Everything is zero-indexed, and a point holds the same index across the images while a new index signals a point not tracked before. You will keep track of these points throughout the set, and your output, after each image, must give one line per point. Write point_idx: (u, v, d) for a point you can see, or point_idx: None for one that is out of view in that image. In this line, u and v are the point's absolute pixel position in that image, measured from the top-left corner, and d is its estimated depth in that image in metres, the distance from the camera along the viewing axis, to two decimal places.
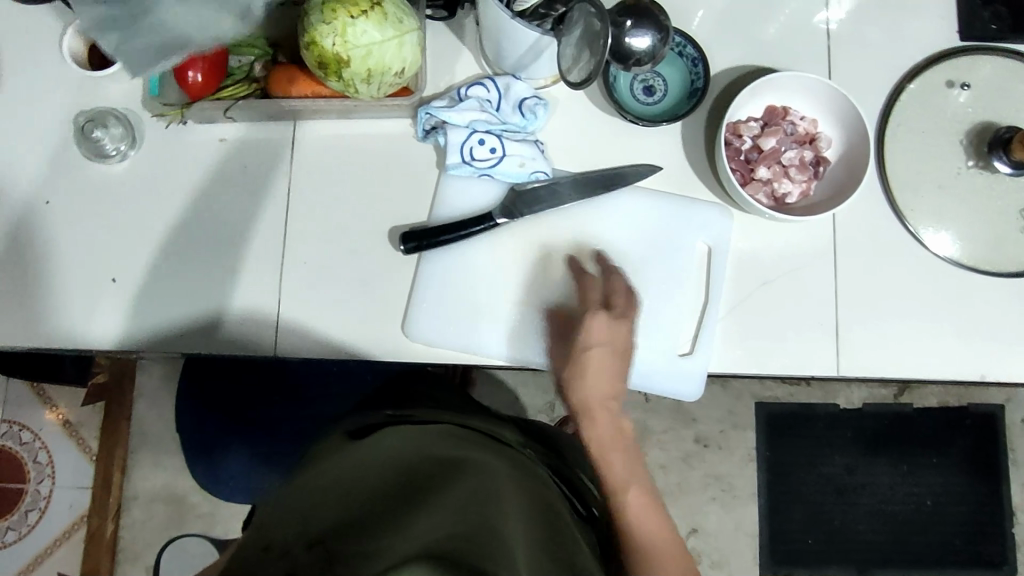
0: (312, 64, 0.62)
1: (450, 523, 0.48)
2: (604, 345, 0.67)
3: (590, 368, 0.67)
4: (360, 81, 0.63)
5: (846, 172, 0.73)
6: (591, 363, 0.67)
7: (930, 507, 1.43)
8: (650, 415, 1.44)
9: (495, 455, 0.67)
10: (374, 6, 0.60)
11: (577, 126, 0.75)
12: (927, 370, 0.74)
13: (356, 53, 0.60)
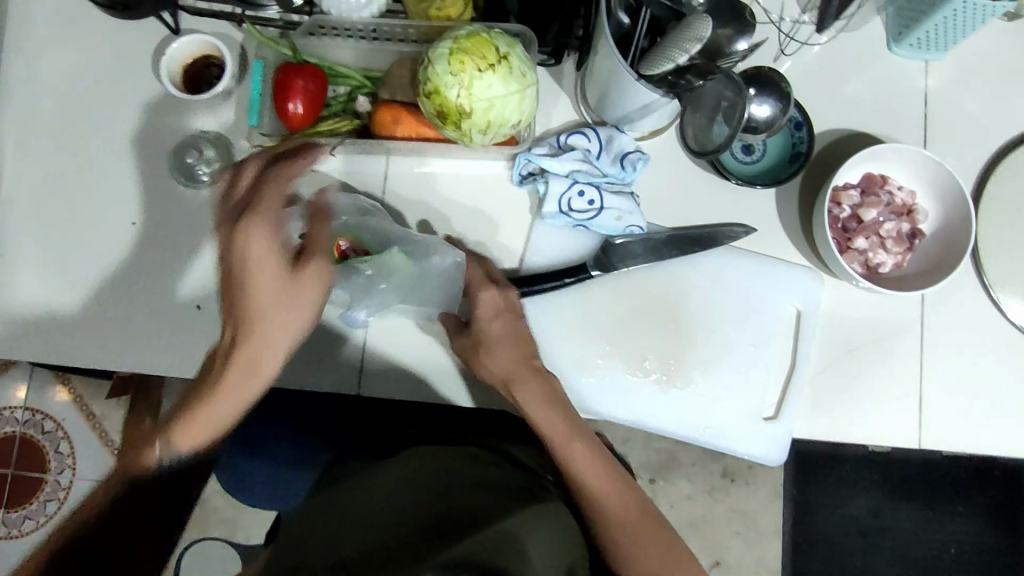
0: (431, 112, 0.61)
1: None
2: (495, 325, 0.66)
3: (511, 344, 0.66)
4: (477, 131, 0.62)
5: (942, 246, 0.72)
6: (493, 336, 0.66)
7: (953, 555, 1.44)
8: (680, 445, 1.45)
9: (513, 474, 0.59)
10: (501, 60, 0.59)
11: (673, 180, 0.75)
12: (1002, 446, 0.74)
13: (479, 104, 0.60)
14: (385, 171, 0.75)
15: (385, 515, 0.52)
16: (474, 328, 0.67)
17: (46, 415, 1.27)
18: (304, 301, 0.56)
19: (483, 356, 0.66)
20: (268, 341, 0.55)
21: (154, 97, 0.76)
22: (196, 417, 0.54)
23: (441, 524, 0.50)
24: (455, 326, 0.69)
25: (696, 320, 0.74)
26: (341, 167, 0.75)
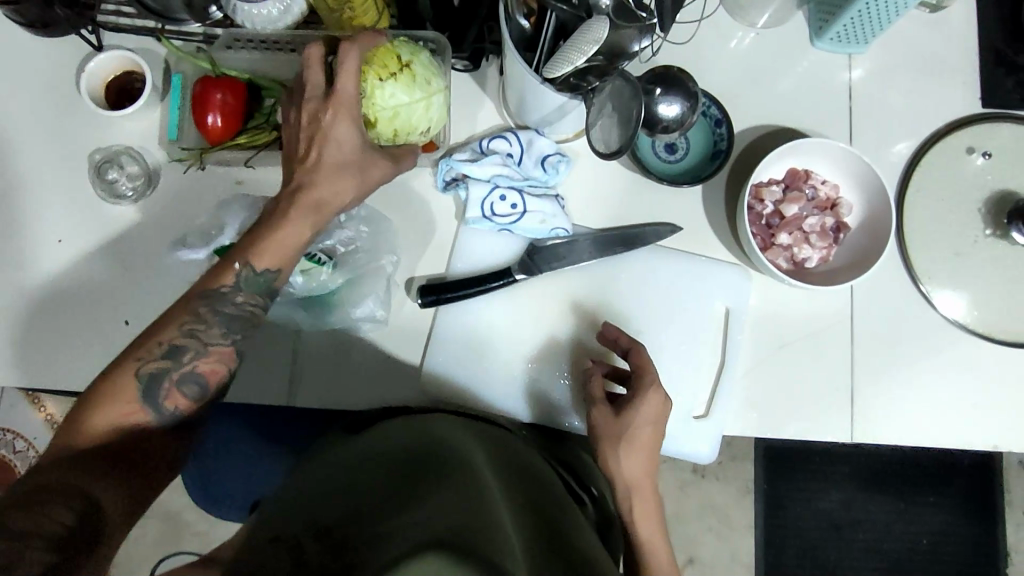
0: None
1: (452, 520, 0.43)
2: (641, 426, 0.65)
3: (639, 445, 0.65)
4: (386, 141, 0.64)
5: (866, 238, 0.72)
6: (637, 438, 0.65)
7: (926, 545, 1.43)
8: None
9: (484, 440, 0.60)
10: (403, 68, 0.62)
11: (598, 181, 0.75)
12: (937, 436, 0.74)
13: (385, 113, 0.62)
14: None
15: (354, 478, 0.52)
16: (621, 426, 0.65)
17: (18, 433, 1.21)
18: (357, 175, 0.59)
19: (614, 456, 0.64)
20: (332, 179, 0.58)
21: (77, 115, 0.76)
22: (278, 237, 0.57)
23: (407, 473, 0.51)
24: (598, 397, 0.67)
25: (625, 320, 0.74)
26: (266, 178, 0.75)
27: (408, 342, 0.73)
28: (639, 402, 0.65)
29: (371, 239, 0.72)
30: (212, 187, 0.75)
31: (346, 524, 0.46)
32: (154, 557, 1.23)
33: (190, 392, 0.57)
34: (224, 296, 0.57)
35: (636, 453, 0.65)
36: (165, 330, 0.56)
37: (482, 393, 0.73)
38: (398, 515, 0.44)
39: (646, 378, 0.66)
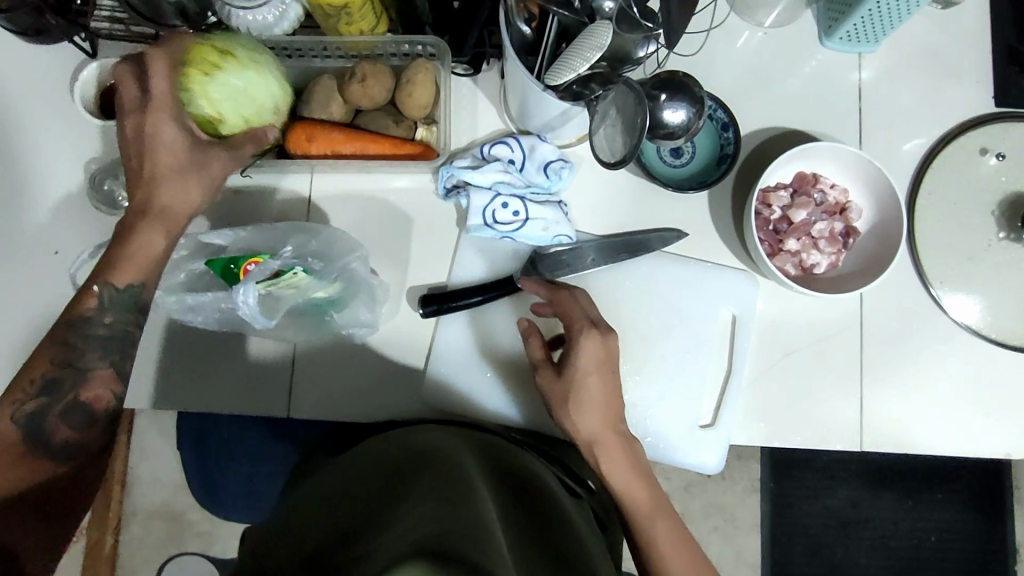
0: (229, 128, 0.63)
1: (434, 530, 0.43)
2: (581, 374, 0.62)
3: (587, 400, 0.62)
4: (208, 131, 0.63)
5: (876, 243, 0.71)
6: (584, 393, 0.62)
7: (934, 543, 1.43)
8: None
9: (469, 448, 0.60)
10: (226, 56, 0.60)
11: (601, 186, 0.73)
12: (947, 443, 0.73)
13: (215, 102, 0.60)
14: (309, 191, 0.74)
15: (342, 497, 0.52)
16: (565, 382, 0.63)
17: None
18: (197, 175, 0.58)
19: (567, 416, 0.62)
20: (189, 187, 0.58)
21: (73, 124, 0.75)
22: (137, 247, 0.56)
23: (389, 488, 0.51)
24: (538, 358, 0.64)
25: (630, 328, 0.73)
26: (266, 187, 0.74)
27: (409, 352, 0.72)
28: (573, 352, 0.62)
29: (346, 240, 0.69)
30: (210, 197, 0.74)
31: (332, 545, 0.46)
32: (160, 558, 1.23)
33: (76, 422, 0.53)
34: (91, 320, 0.55)
35: (590, 418, 0.62)
36: (35, 366, 0.53)
37: (484, 402, 0.72)
38: (380, 530, 0.44)
39: (574, 326, 0.64)
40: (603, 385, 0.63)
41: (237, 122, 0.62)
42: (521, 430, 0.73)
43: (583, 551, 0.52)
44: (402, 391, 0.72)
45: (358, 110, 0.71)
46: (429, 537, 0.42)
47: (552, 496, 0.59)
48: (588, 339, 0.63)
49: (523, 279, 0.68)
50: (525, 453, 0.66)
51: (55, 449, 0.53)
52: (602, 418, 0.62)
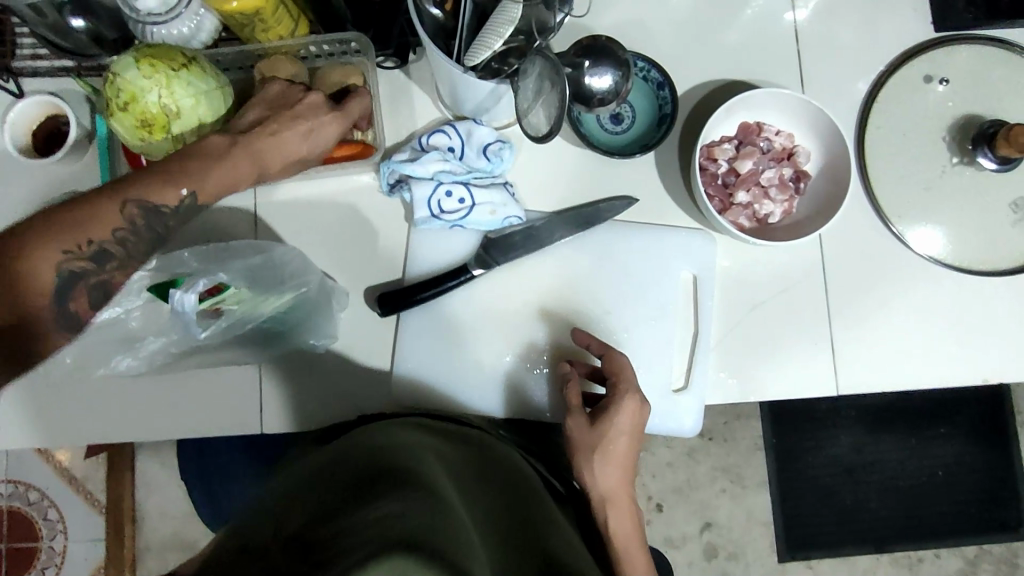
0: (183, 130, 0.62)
1: (416, 521, 0.41)
2: (617, 432, 0.64)
3: (614, 453, 0.64)
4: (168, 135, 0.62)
5: (827, 184, 0.70)
6: (612, 447, 0.64)
7: (943, 478, 1.42)
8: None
9: (450, 443, 0.58)
10: (192, 60, 0.61)
11: (545, 163, 0.72)
12: (926, 376, 0.73)
13: (185, 102, 0.61)
14: (253, 203, 0.72)
15: (317, 476, 0.49)
16: (594, 432, 0.64)
17: (30, 485, 1.23)
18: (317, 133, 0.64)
19: (589, 464, 0.63)
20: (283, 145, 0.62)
21: (5, 168, 0.73)
22: (223, 167, 0.58)
23: (369, 471, 0.48)
24: (574, 404, 0.65)
25: (592, 302, 0.72)
26: (207, 205, 0.72)
27: (374, 354, 0.71)
28: (615, 411, 0.64)
29: (298, 257, 0.64)
30: None
31: (311, 523, 0.42)
32: None
33: (97, 298, 0.54)
34: (160, 216, 0.55)
35: (610, 464, 0.64)
36: (107, 219, 0.53)
37: (457, 394, 0.71)
38: (358, 512, 0.42)
39: (619, 386, 0.64)
40: (629, 446, 0.64)
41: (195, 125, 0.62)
42: (508, 429, 0.71)
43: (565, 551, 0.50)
44: (373, 393, 0.71)
45: None
46: (421, 531, 0.40)
47: (534, 492, 0.57)
48: (630, 404, 0.64)
49: (574, 329, 0.69)
50: (509, 445, 0.64)
51: (64, 316, 0.53)
52: (618, 464, 0.64)
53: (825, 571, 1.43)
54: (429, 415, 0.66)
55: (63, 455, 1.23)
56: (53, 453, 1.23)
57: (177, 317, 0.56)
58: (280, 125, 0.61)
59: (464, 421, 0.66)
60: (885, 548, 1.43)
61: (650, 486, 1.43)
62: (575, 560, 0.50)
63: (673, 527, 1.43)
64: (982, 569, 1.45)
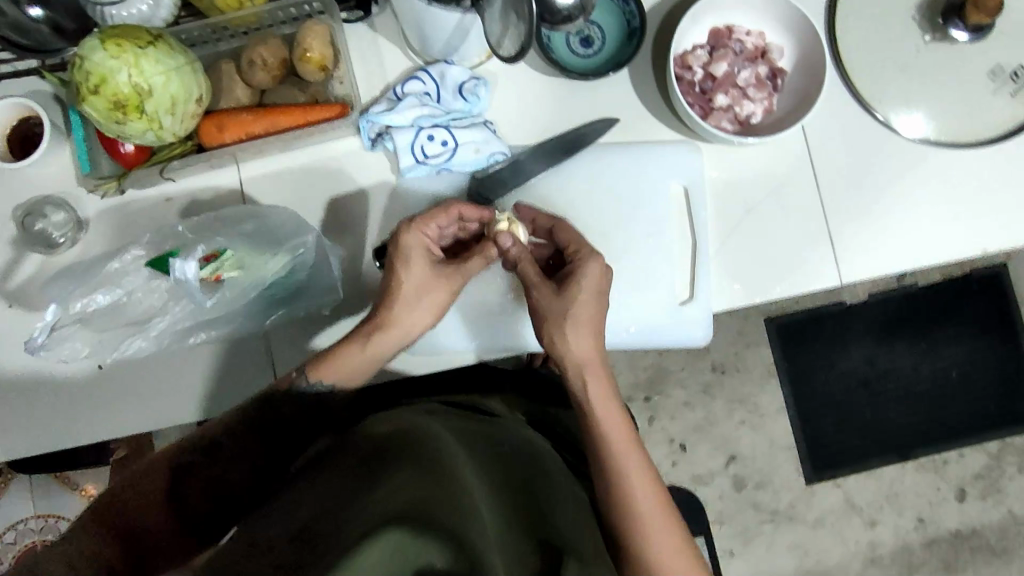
0: (161, 109, 0.60)
1: (406, 502, 0.46)
2: (579, 295, 0.63)
3: (581, 319, 0.62)
4: (164, 112, 0.61)
5: (804, 78, 0.70)
6: (581, 312, 0.62)
7: (957, 378, 1.44)
8: (664, 356, 1.44)
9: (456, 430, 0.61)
10: (158, 37, 0.60)
11: (522, 97, 0.72)
12: (927, 256, 0.73)
13: (156, 80, 0.59)
14: (238, 178, 0.72)
15: (328, 473, 0.54)
16: (562, 299, 0.62)
17: (62, 514, 1.25)
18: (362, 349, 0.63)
19: (558, 329, 0.62)
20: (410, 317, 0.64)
21: None
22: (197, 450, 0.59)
23: (371, 460, 0.53)
24: (535, 277, 0.63)
25: (588, 227, 0.72)
26: (196, 187, 0.72)
27: None
28: (579, 274, 0.63)
29: (289, 213, 0.61)
30: (142, 211, 0.71)
31: (316, 520, 0.46)
32: None
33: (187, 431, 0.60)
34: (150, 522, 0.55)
35: (579, 332, 0.62)
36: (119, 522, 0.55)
37: None
38: (360, 504, 0.46)
39: (581, 250, 0.65)
40: (593, 305, 0.63)
41: (167, 99, 0.60)
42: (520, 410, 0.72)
43: (565, 526, 0.53)
44: None
45: (264, 90, 0.69)
46: (410, 511, 0.45)
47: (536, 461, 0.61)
48: (590, 262, 0.64)
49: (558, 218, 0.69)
50: (511, 425, 0.67)
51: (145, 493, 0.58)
52: (583, 327, 0.62)
53: (853, 487, 1.44)
54: (448, 409, 0.68)
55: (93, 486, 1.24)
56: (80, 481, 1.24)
57: (182, 287, 0.58)
58: (409, 262, 0.63)
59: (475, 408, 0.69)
60: (908, 454, 1.44)
61: (672, 428, 1.44)
62: (576, 535, 0.53)
63: (699, 465, 1.44)
64: (1006, 463, 1.45)
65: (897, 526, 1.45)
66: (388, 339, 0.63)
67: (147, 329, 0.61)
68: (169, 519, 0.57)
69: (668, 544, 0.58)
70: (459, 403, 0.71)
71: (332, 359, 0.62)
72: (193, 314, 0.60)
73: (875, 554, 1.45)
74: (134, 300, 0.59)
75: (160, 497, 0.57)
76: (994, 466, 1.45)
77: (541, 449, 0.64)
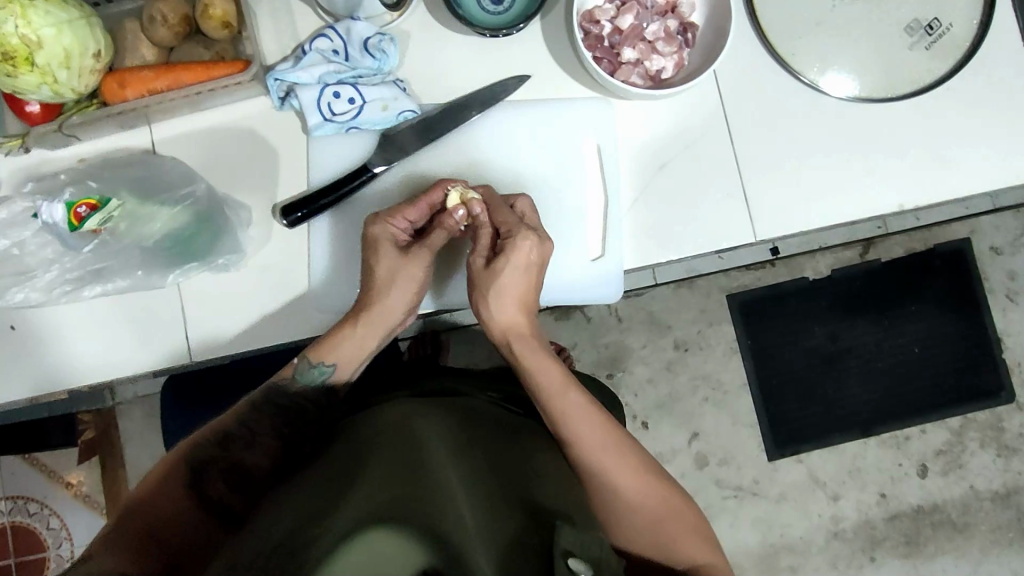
0: (53, 62, 0.61)
1: (384, 499, 0.46)
2: (512, 271, 0.64)
3: (507, 292, 0.65)
4: (58, 66, 0.61)
5: (712, 32, 0.69)
6: (510, 287, 0.65)
7: (919, 354, 1.33)
8: (626, 331, 1.32)
9: (436, 412, 0.60)
10: None
11: (435, 55, 0.72)
12: (845, 212, 0.73)
13: (45, 32, 0.59)
14: (150, 139, 0.71)
15: (304, 474, 0.52)
16: (490, 273, 0.64)
17: (29, 498, 1.25)
18: (359, 331, 0.67)
19: (487, 306, 0.65)
20: (394, 297, 0.67)
21: None
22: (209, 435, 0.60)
23: (341, 461, 0.52)
24: (478, 250, 0.65)
25: (500, 184, 0.72)
26: (107, 147, 0.71)
27: (290, 268, 0.70)
28: (510, 250, 0.63)
29: (182, 167, 0.69)
30: (52, 171, 0.70)
31: (290, 534, 0.45)
32: None
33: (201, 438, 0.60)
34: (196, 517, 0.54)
35: (507, 305, 0.65)
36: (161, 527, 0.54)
37: None
38: (331, 516, 0.44)
39: (511, 224, 0.64)
40: (529, 282, 0.65)
41: (59, 52, 0.61)
42: (496, 387, 0.73)
43: (548, 499, 0.55)
44: (297, 310, 0.70)
45: (170, 48, 0.69)
46: (384, 511, 0.45)
47: (513, 443, 0.61)
48: (523, 241, 0.63)
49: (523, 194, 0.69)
50: (484, 404, 0.67)
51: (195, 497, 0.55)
52: (512, 304, 0.65)
53: (816, 463, 1.33)
54: (419, 388, 0.68)
55: (76, 477, 1.24)
56: (47, 464, 1.25)
57: (52, 231, 0.66)
58: (379, 252, 0.66)
59: (449, 387, 0.68)
60: (872, 431, 1.33)
61: None
62: (560, 505, 0.55)
63: (661, 442, 1.32)
64: (968, 438, 1.33)
65: (859, 502, 1.33)
66: (377, 321, 0.67)
67: (32, 279, 0.68)
68: (200, 517, 0.54)
69: (630, 488, 0.64)
70: (430, 386, 0.69)
71: (326, 342, 0.67)
72: (80, 265, 0.68)
73: (838, 529, 1.32)
74: (24, 253, 0.68)
75: (181, 498, 0.56)
76: (957, 442, 1.33)
77: (514, 428, 0.64)
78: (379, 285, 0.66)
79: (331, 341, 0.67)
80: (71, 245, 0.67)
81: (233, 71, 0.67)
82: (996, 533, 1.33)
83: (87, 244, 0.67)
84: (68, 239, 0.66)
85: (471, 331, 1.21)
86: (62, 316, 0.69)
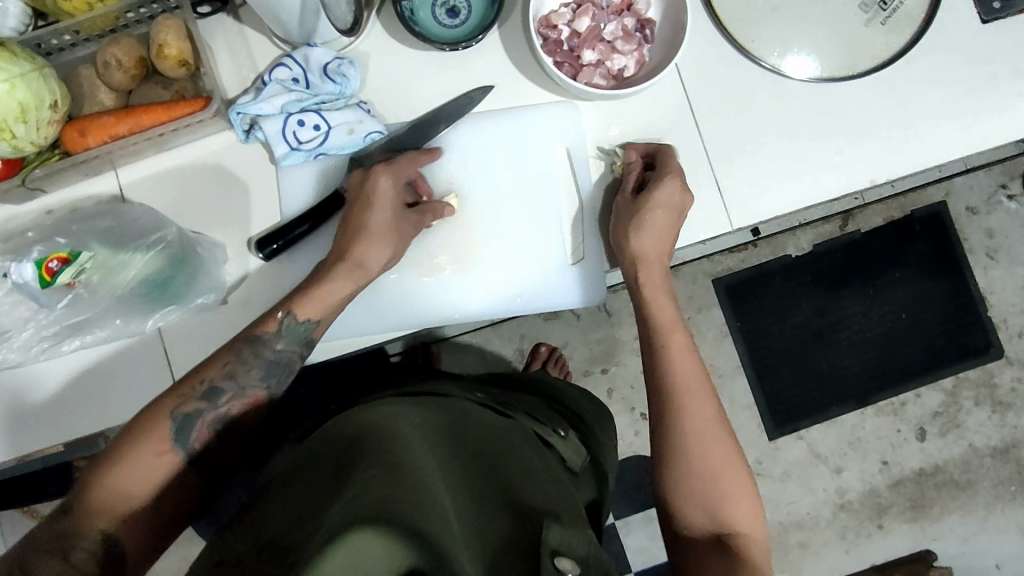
0: (8, 117, 0.60)
1: (371, 498, 0.46)
2: (658, 207, 0.67)
3: (650, 223, 0.68)
4: (15, 121, 0.61)
5: (670, 26, 0.70)
6: (653, 219, 0.68)
7: (908, 319, 1.34)
8: None
9: (425, 411, 0.61)
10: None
11: (397, 74, 0.72)
12: (818, 191, 0.73)
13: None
14: (118, 185, 0.70)
15: (292, 479, 0.54)
16: (637, 203, 0.68)
17: None
18: (350, 273, 0.66)
19: (630, 232, 0.68)
20: (373, 249, 0.66)
21: None
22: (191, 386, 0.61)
23: (337, 462, 0.52)
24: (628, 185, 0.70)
25: (474, 197, 0.72)
26: (73, 197, 0.70)
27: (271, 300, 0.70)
28: (658, 186, 0.67)
29: (150, 213, 0.69)
30: (21, 224, 0.70)
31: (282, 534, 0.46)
32: None
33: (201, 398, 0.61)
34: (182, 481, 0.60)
35: (653, 235, 0.68)
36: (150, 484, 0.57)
37: (367, 318, 0.71)
38: (322, 517, 0.46)
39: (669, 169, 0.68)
40: (668, 222, 0.68)
41: (14, 107, 0.60)
42: (483, 390, 0.74)
43: (539, 499, 0.54)
44: None
45: (129, 91, 0.68)
46: (376, 509, 0.45)
47: (503, 438, 0.61)
48: (670, 181, 0.67)
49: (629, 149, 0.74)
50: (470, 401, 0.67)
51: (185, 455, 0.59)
52: (661, 235, 0.69)
53: (816, 437, 1.34)
54: (408, 390, 0.68)
55: None
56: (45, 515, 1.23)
57: (23, 290, 0.64)
58: (377, 201, 0.66)
59: (437, 389, 0.69)
60: (868, 401, 1.34)
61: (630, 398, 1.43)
62: (550, 504, 0.54)
63: None
64: (962, 398, 1.34)
65: (862, 471, 1.34)
66: (353, 272, 0.66)
67: (9, 340, 0.67)
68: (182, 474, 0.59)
69: (701, 428, 0.65)
70: (420, 387, 0.69)
71: (310, 292, 0.64)
72: (56, 320, 0.67)
73: (844, 501, 1.33)
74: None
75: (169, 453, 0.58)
76: (952, 403, 1.34)
77: (501, 423, 0.65)
78: (354, 230, 0.66)
79: (317, 290, 0.65)
80: (41, 299, 0.65)
81: (194, 108, 0.66)
82: (998, 488, 1.34)
83: (61, 299, 0.66)
84: (36, 295, 0.65)
85: (462, 340, 1.21)
86: (45, 370, 0.68)
